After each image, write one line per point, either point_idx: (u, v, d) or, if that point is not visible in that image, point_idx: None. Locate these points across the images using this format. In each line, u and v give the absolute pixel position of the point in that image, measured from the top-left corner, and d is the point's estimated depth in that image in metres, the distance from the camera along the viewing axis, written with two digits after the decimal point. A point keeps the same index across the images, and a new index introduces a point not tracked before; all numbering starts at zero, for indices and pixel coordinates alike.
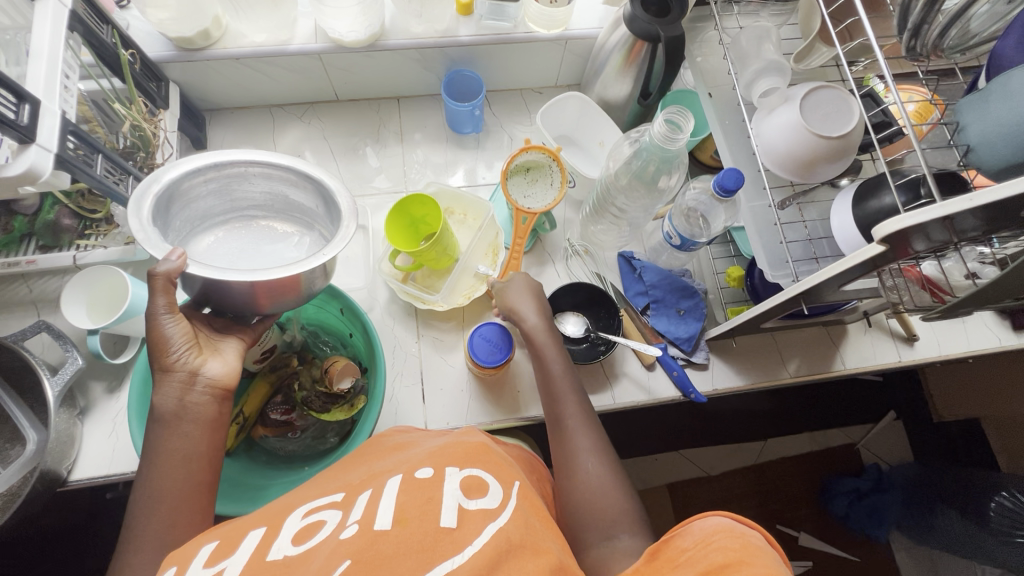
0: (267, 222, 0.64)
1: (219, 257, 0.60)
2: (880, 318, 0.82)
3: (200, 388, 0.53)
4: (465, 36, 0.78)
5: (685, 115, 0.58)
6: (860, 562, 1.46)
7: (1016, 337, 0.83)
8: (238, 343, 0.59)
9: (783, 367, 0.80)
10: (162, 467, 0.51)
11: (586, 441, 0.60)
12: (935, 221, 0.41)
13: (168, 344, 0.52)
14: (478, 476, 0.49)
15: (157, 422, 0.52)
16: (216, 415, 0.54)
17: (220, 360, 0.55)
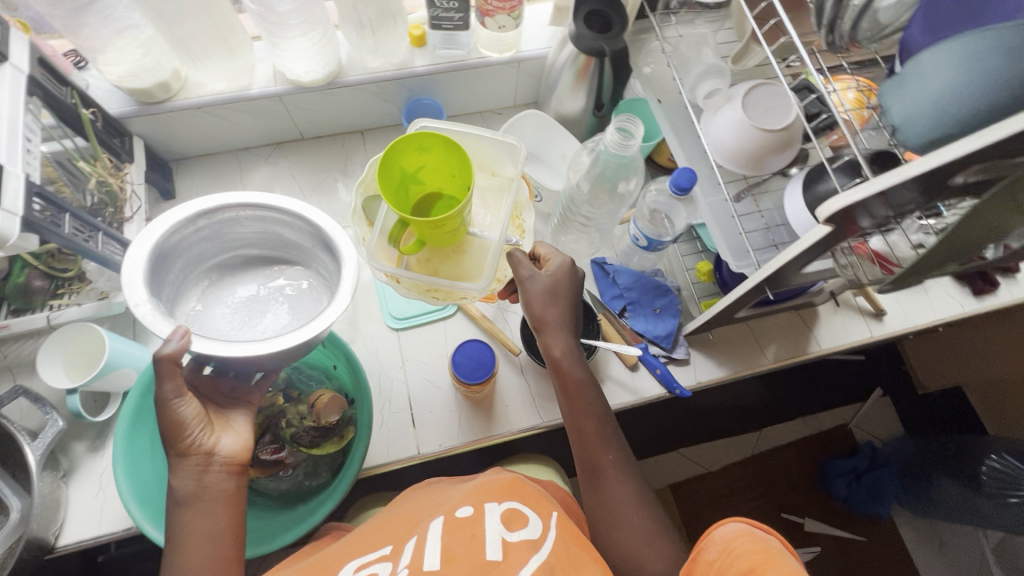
0: (265, 261, 0.66)
1: (216, 304, 0.62)
2: (847, 297, 0.85)
3: (217, 467, 0.52)
4: (420, 66, 0.81)
5: (634, 121, 0.60)
6: (866, 542, 1.48)
7: (977, 302, 0.87)
8: (248, 413, 0.58)
9: (761, 353, 0.82)
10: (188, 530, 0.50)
11: (623, 490, 0.61)
12: (871, 197, 0.44)
13: (183, 427, 0.51)
14: (516, 510, 0.56)
15: (177, 504, 0.51)
16: (235, 489, 0.53)
17: (232, 435, 0.55)
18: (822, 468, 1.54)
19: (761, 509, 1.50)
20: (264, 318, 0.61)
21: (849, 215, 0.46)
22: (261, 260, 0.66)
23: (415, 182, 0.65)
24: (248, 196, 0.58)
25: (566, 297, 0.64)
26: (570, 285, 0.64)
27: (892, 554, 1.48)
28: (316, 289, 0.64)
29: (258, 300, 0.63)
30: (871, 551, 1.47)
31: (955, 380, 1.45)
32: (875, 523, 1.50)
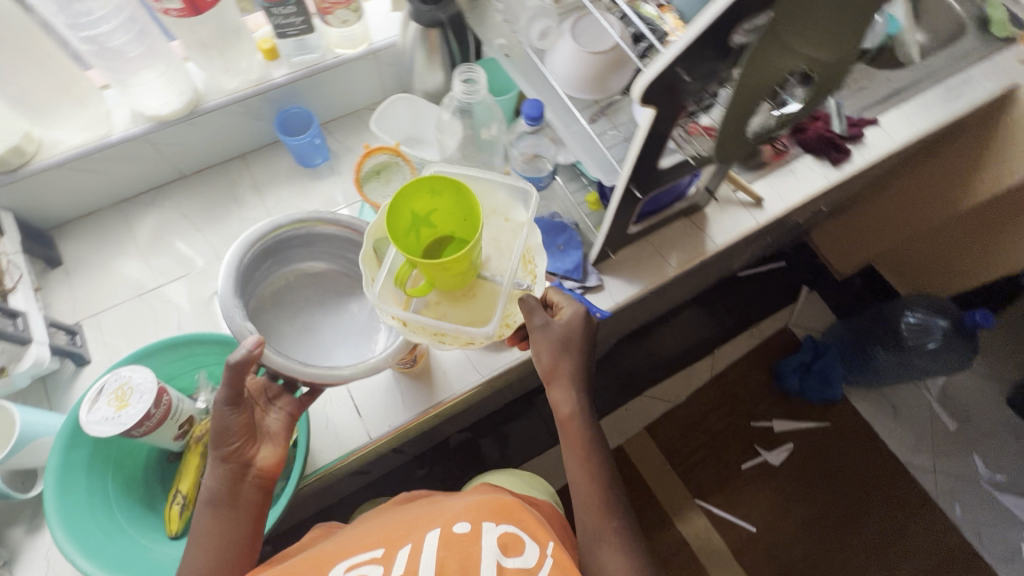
0: (333, 274, 0.81)
1: (278, 307, 0.78)
2: (727, 194, 0.94)
3: (250, 478, 0.61)
4: (279, 77, 0.83)
5: (474, 70, 0.69)
6: (832, 425, 1.64)
7: (836, 171, 0.99)
8: (287, 418, 0.66)
9: (665, 263, 0.89)
10: (214, 527, 0.59)
11: (619, 563, 0.64)
12: (674, 66, 0.48)
13: (228, 435, 0.59)
14: (514, 534, 0.58)
15: (210, 502, 0.59)
16: (258, 501, 0.61)
17: (270, 448, 0.63)
18: (775, 371, 1.66)
19: (732, 423, 1.63)
20: (315, 340, 0.77)
21: (671, 93, 0.52)
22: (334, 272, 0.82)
23: (426, 224, 0.64)
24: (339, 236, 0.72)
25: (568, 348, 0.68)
26: (578, 336, 0.68)
27: (856, 427, 1.63)
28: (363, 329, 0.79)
29: (318, 316, 0.79)
30: (836, 433, 1.63)
31: (870, 255, 1.59)
32: (833, 406, 1.66)
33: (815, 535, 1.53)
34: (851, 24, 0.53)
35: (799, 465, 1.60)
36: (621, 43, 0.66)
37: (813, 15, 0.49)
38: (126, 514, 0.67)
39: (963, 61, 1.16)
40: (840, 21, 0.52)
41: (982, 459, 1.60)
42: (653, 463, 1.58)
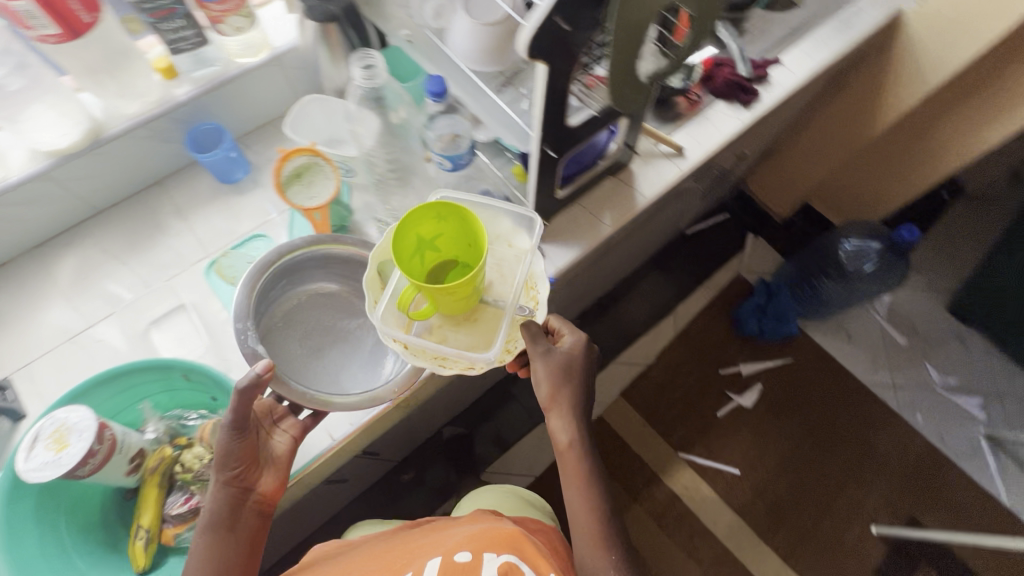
0: (344, 295, 0.92)
1: (296, 324, 0.89)
2: (650, 148, 0.97)
3: (250, 501, 0.75)
4: (182, 94, 0.84)
5: (370, 54, 0.74)
6: (794, 359, 1.77)
7: (748, 111, 1.03)
8: (286, 446, 0.80)
9: (600, 222, 0.91)
10: (217, 539, 0.73)
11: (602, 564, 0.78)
12: (551, 17, 0.50)
13: (232, 463, 0.74)
14: (511, 561, 0.73)
15: (215, 523, 0.73)
16: (257, 523, 0.76)
17: (269, 473, 0.78)
18: (735, 317, 1.79)
19: (702, 373, 1.73)
20: (330, 354, 0.87)
21: (559, 51, 0.54)
22: (344, 296, 0.92)
23: (430, 249, 0.74)
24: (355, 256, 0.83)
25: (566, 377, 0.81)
26: (578, 365, 0.82)
27: (814, 354, 1.79)
28: (376, 347, 0.89)
29: (332, 332, 0.89)
30: (798, 366, 1.76)
31: (802, 194, 1.74)
32: (793, 342, 1.78)
33: (792, 467, 1.64)
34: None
35: (769, 402, 1.71)
36: (511, 13, 0.68)
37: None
38: (84, 555, 0.79)
39: None
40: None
41: (934, 368, 1.80)
42: (636, 424, 1.66)
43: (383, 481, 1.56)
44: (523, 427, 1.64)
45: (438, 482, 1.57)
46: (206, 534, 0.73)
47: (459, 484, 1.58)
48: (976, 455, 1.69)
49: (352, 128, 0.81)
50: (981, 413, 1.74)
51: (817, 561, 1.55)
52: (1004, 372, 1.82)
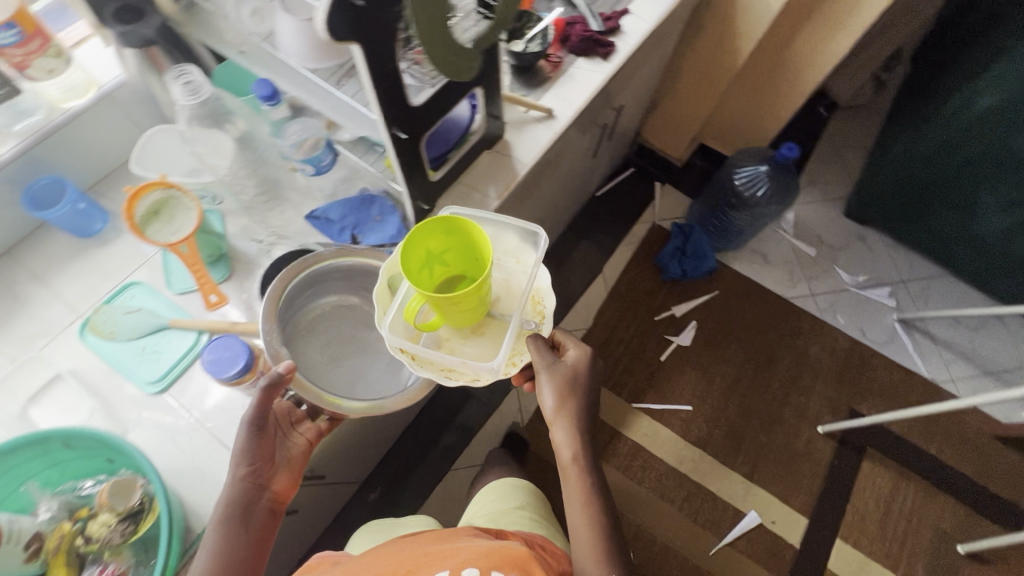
0: (364, 307, 1.02)
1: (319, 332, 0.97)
2: (521, 115, 0.99)
3: (265, 498, 0.78)
4: (6, 151, 0.87)
5: (186, 69, 0.72)
6: (720, 290, 1.86)
7: (608, 63, 1.07)
8: (302, 449, 0.84)
9: (486, 196, 0.92)
10: (230, 531, 0.73)
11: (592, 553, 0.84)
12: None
13: (251, 459, 0.76)
14: None
15: (228, 519, 0.74)
16: (270, 522, 0.77)
17: (285, 471, 0.81)
18: (658, 265, 1.86)
19: (640, 323, 1.79)
20: (350, 362, 0.97)
21: (366, 30, 0.54)
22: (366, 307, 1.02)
23: (441, 261, 0.77)
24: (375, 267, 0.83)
25: (570, 392, 0.87)
26: (582, 378, 0.89)
27: (738, 284, 1.88)
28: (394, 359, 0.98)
29: (352, 343, 0.99)
30: (726, 296, 1.85)
31: (695, 130, 1.82)
32: (716, 275, 1.88)
33: (738, 392, 1.73)
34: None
35: (707, 336, 1.79)
36: None
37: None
38: None
39: None
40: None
41: (843, 270, 1.94)
42: None
43: (352, 505, 1.53)
44: (480, 417, 1.65)
45: (407, 491, 1.56)
46: (217, 531, 0.73)
47: (428, 488, 1.58)
48: (893, 339, 1.84)
49: (192, 150, 0.79)
50: (891, 301, 1.90)
51: (777, 472, 1.64)
52: (902, 259, 1.98)
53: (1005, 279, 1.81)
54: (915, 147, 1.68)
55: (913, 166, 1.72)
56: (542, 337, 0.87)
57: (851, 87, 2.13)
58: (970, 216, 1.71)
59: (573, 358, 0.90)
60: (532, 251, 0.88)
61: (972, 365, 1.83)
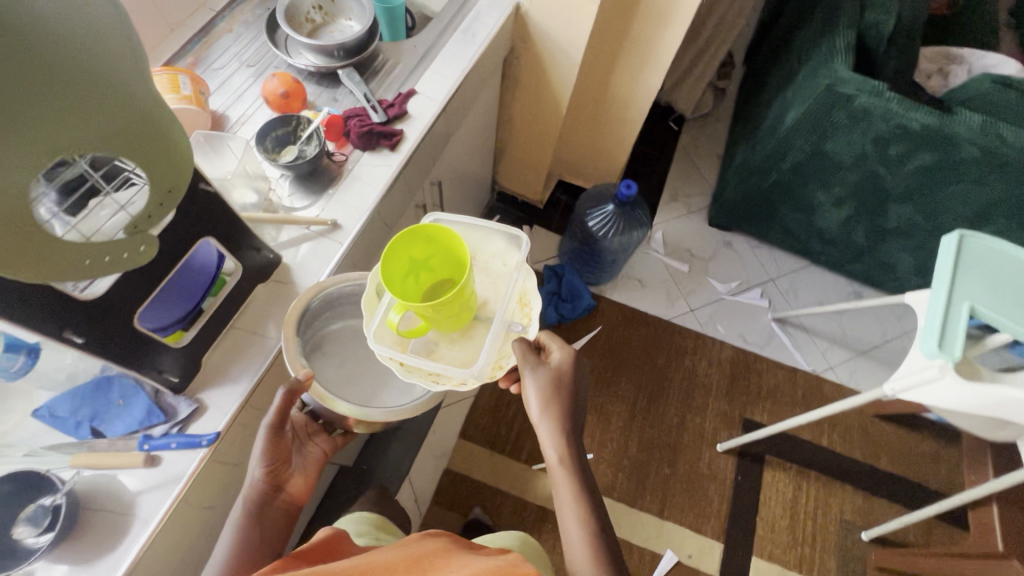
0: None
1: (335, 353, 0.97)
2: (302, 234, 0.90)
3: (281, 495, 0.82)
4: None
5: None
6: (603, 325, 1.84)
7: (397, 153, 0.99)
8: (318, 459, 0.93)
9: (267, 338, 0.82)
10: (249, 522, 0.77)
11: (573, 518, 0.81)
12: None
13: (265, 463, 0.79)
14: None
15: (247, 510, 0.78)
16: (284, 515, 0.82)
17: (297, 476, 0.87)
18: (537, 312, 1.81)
19: None
20: (365, 381, 0.96)
21: None
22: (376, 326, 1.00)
23: (423, 267, 0.84)
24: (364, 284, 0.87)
25: (555, 391, 0.85)
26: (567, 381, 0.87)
27: (622, 315, 1.87)
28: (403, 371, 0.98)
29: (367, 363, 0.98)
30: (609, 330, 1.84)
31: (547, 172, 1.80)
32: (597, 311, 1.86)
33: (637, 426, 1.71)
34: (152, 90, 0.49)
35: (599, 374, 1.77)
36: None
37: (64, 89, 0.41)
38: None
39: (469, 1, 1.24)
40: (124, 87, 0.46)
41: (716, 280, 1.98)
42: (484, 458, 1.62)
43: None
44: None
45: None
46: (232, 515, 0.78)
47: None
48: (772, 338, 1.90)
49: None
50: (764, 301, 1.96)
51: (686, 501, 1.62)
52: (767, 257, 2.06)
53: (857, 263, 1.91)
54: (751, 159, 1.75)
55: (754, 176, 1.77)
56: (527, 342, 0.87)
57: (692, 100, 2.21)
58: (812, 215, 1.79)
59: (556, 363, 0.87)
60: (517, 255, 0.93)
61: (846, 348, 1.92)
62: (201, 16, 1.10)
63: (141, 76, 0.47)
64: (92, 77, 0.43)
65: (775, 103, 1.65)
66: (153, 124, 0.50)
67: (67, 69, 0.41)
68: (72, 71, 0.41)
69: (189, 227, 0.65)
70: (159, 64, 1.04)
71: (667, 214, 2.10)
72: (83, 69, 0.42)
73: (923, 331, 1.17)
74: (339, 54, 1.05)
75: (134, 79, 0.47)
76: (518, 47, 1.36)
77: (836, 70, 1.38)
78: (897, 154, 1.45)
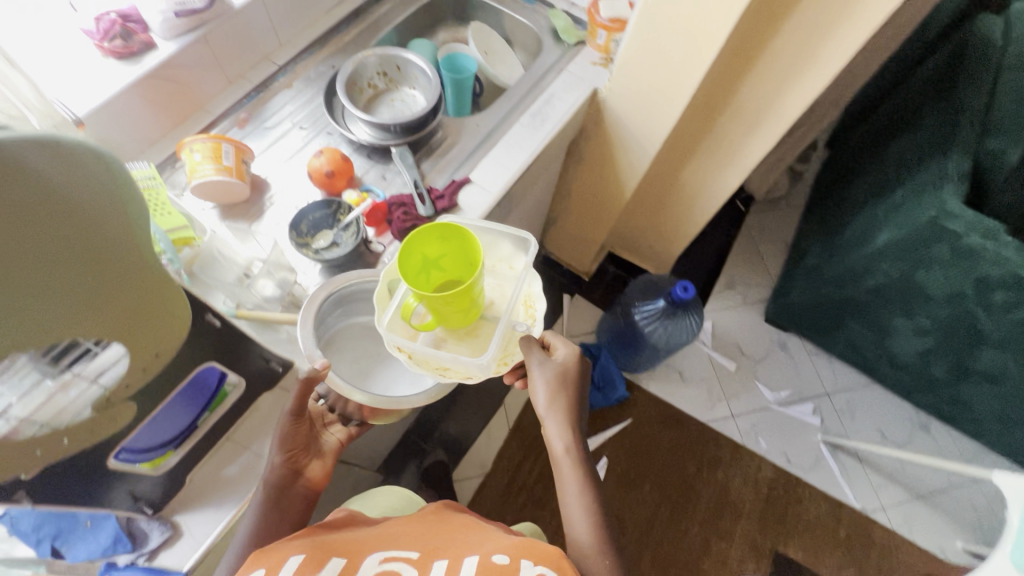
0: None
1: (345, 351, 0.89)
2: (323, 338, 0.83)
3: (301, 483, 0.72)
4: None
5: None
6: (633, 418, 1.70)
7: None
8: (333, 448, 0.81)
9: (261, 456, 0.74)
10: (264, 519, 0.67)
11: (579, 522, 0.70)
12: None
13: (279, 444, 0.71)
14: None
15: (268, 500, 0.69)
16: (305, 507, 0.72)
17: (317, 463, 0.76)
18: None
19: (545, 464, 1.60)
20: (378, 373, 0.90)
21: None
22: None
23: (434, 265, 0.73)
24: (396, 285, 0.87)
25: (562, 383, 0.76)
26: (573, 374, 0.77)
27: (654, 410, 1.73)
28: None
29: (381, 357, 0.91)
30: (639, 425, 1.70)
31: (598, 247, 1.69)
32: (629, 401, 1.72)
33: (654, 539, 1.55)
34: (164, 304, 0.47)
35: (622, 473, 1.62)
36: None
37: (47, 268, 0.37)
38: None
39: (542, 80, 1.15)
40: (114, 261, 0.41)
41: (765, 386, 1.81)
42: None
43: None
44: None
45: None
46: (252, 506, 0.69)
47: None
48: (820, 463, 1.71)
49: None
50: (816, 419, 1.77)
51: None
52: (826, 368, 1.87)
53: (928, 396, 1.70)
54: (824, 268, 1.60)
55: (825, 286, 1.61)
56: (531, 338, 0.77)
57: (765, 184, 2.05)
58: (886, 337, 1.60)
59: (561, 359, 0.78)
60: (524, 257, 0.80)
61: (902, 488, 1.70)
62: (262, 69, 1.05)
63: (150, 271, 0.45)
64: (76, 253, 0.39)
65: (859, 215, 1.50)
66: (147, 296, 0.45)
67: (43, 254, 0.37)
68: (50, 254, 0.37)
69: (185, 362, 0.57)
70: (212, 117, 0.99)
71: (719, 302, 1.94)
72: (63, 254, 0.38)
73: (1015, 537, 0.97)
74: (396, 131, 0.97)
75: (131, 255, 0.42)
76: (587, 129, 1.25)
77: (944, 201, 1.21)
78: (1000, 302, 1.24)
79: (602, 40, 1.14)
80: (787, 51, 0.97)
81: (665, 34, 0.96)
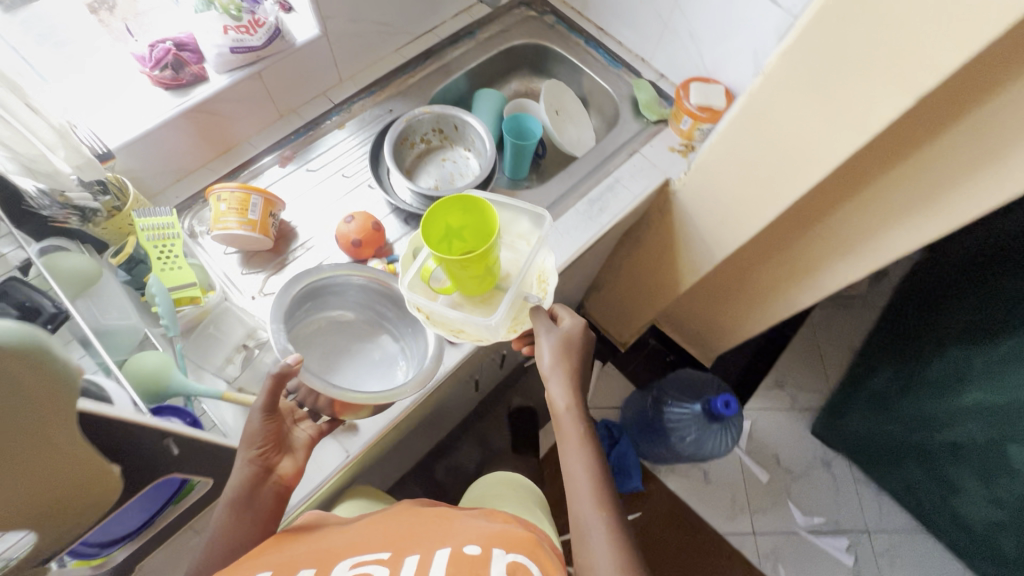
0: (361, 324, 0.85)
1: (315, 346, 0.81)
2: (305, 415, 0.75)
3: (269, 483, 0.67)
4: None
5: None
6: (643, 512, 1.57)
7: (457, 349, 0.82)
8: (306, 445, 0.74)
9: None
10: (233, 524, 0.64)
11: (587, 506, 0.64)
12: None
13: (251, 440, 0.67)
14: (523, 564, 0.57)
15: (229, 507, 0.64)
16: (271, 509, 0.67)
17: (289, 459, 0.71)
18: None
19: None
20: (342, 376, 0.80)
21: None
22: (366, 329, 0.85)
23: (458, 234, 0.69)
24: (369, 276, 0.81)
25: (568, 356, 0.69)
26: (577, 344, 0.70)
27: (667, 507, 1.59)
28: (388, 357, 0.84)
29: (349, 355, 0.83)
30: (648, 521, 1.56)
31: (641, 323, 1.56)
32: (642, 493, 1.59)
33: None
34: (90, 488, 0.42)
35: None
36: None
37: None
38: None
39: (610, 159, 1.03)
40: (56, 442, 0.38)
41: (798, 508, 1.62)
42: None
43: None
44: None
45: None
46: (218, 517, 0.64)
47: None
48: None
49: None
50: (849, 558, 1.57)
51: None
52: (872, 502, 1.66)
53: (990, 567, 1.47)
54: (893, 403, 1.40)
55: (890, 421, 1.43)
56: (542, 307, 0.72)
57: None
58: (953, 494, 1.39)
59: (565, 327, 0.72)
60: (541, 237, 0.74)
61: None
62: (317, 105, 1.00)
63: (84, 454, 0.41)
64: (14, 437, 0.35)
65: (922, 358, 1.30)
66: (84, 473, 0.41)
67: None
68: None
69: (129, 490, 0.50)
70: (255, 153, 0.94)
71: (764, 401, 1.76)
72: None
73: None
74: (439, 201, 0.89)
75: (66, 439, 0.38)
76: (652, 214, 1.13)
77: None
78: None
79: (686, 127, 1.01)
80: (905, 190, 0.81)
81: (760, 147, 0.82)
